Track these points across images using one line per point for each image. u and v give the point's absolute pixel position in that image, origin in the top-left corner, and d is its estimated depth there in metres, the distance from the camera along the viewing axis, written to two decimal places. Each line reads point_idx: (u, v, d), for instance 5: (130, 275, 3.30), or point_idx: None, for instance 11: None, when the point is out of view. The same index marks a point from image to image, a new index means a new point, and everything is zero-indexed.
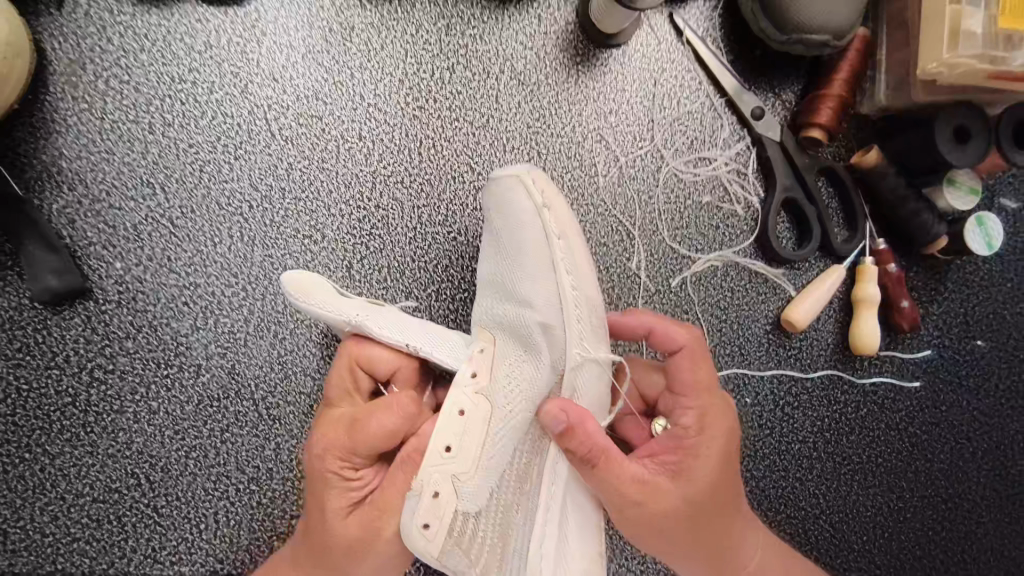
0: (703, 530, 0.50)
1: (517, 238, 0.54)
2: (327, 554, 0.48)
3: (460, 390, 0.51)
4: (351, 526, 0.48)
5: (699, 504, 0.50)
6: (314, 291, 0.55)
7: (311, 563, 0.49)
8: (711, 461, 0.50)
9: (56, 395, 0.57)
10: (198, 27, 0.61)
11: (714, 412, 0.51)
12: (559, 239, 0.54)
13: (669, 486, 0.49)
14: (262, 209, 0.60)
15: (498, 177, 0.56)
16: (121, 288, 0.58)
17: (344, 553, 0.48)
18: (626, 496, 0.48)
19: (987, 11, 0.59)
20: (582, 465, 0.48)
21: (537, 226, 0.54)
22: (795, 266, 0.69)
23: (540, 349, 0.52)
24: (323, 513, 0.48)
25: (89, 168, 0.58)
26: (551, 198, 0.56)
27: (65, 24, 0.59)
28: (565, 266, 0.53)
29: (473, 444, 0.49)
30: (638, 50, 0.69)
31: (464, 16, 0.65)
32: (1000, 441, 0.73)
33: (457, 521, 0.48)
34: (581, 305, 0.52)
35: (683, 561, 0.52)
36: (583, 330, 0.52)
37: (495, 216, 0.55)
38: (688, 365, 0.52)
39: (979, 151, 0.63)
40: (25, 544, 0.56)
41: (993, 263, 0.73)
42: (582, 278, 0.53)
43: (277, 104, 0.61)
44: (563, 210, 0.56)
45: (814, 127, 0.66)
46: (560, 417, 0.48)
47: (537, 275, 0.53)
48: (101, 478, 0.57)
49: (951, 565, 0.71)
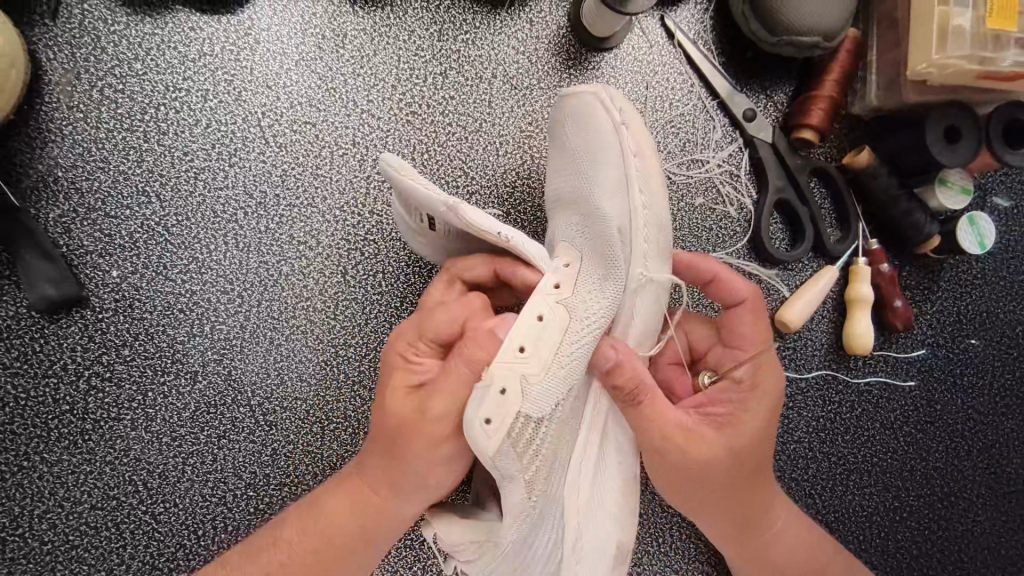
0: (740, 483, 0.52)
1: (594, 149, 0.55)
2: (385, 436, 0.49)
3: (543, 296, 0.49)
4: (408, 404, 0.48)
5: (741, 456, 0.51)
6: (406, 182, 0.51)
7: (373, 451, 0.50)
8: (762, 416, 0.52)
9: (53, 403, 0.57)
10: (192, 36, 0.61)
11: (766, 369, 0.53)
12: (635, 156, 0.55)
13: (714, 436, 0.50)
14: (257, 216, 0.61)
15: (581, 91, 0.57)
16: (117, 296, 0.59)
17: (397, 434, 0.48)
18: (669, 439, 0.50)
19: (975, 11, 0.60)
20: (629, 403, 0.50)
21: (614, 145, 0.55)
22: (788, 267, 0.70)
23: (613, 264, 0.52)
24: (386, 394, 0.50)
25: (85, 177, 0.59)
26: (630, 117, 0.56)
27: (59, 34, 0.59)
28: (639, 184, 0.54)
29: (547, 350, 0.48)
30: (630, 53, 0.69)
31: (456, 21, 0.66)
32: (995, 439, 0.73)
33: (517, 423, 0.47)
34: (650, 225, 0.53)
35: (715, 514, 0.53)
36: (649, 251, 0.53)
37: (573, 126, 0.57)
38: (747, 319, 0.55)
39: (970, 151, 0.63)
40: (24, 552, 0.56)
41: (986, 262, 0.74)
42: (653, 197, 0.54)
43: (271, 111, 0.62)
44: (641, 130, 0.56)
45: (806, 128, 0.67)
46: (613, 352, 0.50)
47: (609, 188, 0.54)
48: (99, 485, 0.57)
49: (947, 564, 0.72)
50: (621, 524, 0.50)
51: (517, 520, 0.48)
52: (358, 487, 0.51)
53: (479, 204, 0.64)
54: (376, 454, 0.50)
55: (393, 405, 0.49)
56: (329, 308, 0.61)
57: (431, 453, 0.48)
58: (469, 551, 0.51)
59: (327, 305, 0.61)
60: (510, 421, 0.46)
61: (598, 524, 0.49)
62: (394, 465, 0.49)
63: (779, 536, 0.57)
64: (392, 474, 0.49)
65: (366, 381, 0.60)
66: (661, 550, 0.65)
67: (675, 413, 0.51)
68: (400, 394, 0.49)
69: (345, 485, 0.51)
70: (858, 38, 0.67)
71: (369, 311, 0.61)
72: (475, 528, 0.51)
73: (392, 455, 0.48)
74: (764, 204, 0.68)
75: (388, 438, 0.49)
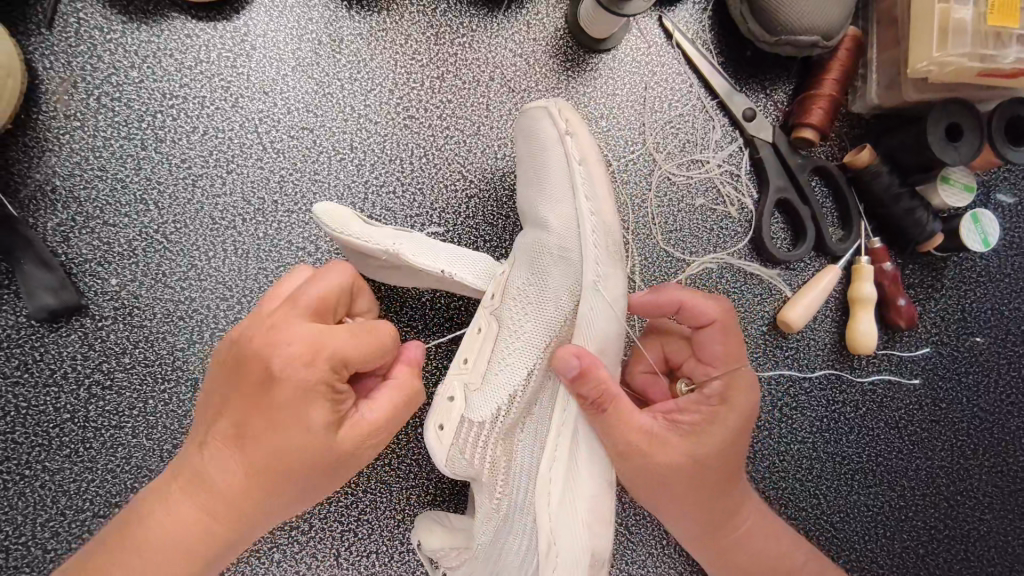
0: (702, 493, 0.51)
1: (539, 159, 0.56)
2: (287, 470, 0.43)
3: (483, 311, 0.56)
4: (340, 443, 0.44)
5: (706, 465, 0.50)
6: (349, 223, 0.55)
7: (253, 484, 0.43)
8: (732, 428, 0.51)
9: (54, 412, 0.57)
10: (189, 43, 0.61)
11: (740, 385, 0.52)
12: (580, 163, 0.56)
13: (680, 442, 0.50)
14: (256, 222, 0.60)
15: (526, 107, 0.59)
16: (117, 304, 0.59)
17: (312, 469, 0.43)
18: (630, 443, 0.50)
19: (976, 7, 0.59)
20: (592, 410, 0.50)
21: (558, 152, 0.56)
22: (791, 267, 0.70)
23: (555, 272, 0.54)
24: (284, 433, 0.42)
25: (83, 186, 0.59)
26: (575, 125, 0.58)
27: (55, 43, 0.59)
28: (585, 191, 0.55)
29: (485, 358, 0.55)
30: (628, 54, 0.69)
31: (452, 24, 0.65)
32: (1000, 437, 0.73)
33: (466, 428, 0.53)
34: (598, 229, 0.54)
35: (678, 520, 0.53)
36: (600, 255, 0.54)
37: (521, 142, 0.59)
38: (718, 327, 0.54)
39: (972, 149, 0.63)
40: (27, 561, 0.56)
41: (990, 260, 0.73)
42: (600, 201, 0.55)
43: (268, 117, 0.62)
44: (586, 138, 0.58)
45: (806, 127, 0.66)
46: (575, 360, 0.50)
47: (553, 198, 0.55)
48: (102, 493, 0.57)
49: (955, 564, 0.71)
50: (596, 531, 0.50)
51: (485, 520, 0.53)
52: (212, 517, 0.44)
53: (478, 208, 0.64)
54: (257, 485, 0.43)
55: (306, 446, 0.42)
56: None
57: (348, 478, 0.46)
58: (452, 557, 0.55)
59: None
60: (455, 425, 0.53)
61: (572, 531, 0.49)
62: (299, 494, 0.45)
63: (747, 540, 0.56)
64: (288, 499, 0.44)
65: None
66: (666, 552, 0.65)
67: (642, 417, 0.50)
68: (310, 436, 0.42)
69: (179, 512, 0.44)
70: (858, 36, 0.67)
71: None
72: (455, 535, 0.55)
73: (293, 487, 0.44)
74: (766, 204, 0.67)
75: (296, 474, 0.43)
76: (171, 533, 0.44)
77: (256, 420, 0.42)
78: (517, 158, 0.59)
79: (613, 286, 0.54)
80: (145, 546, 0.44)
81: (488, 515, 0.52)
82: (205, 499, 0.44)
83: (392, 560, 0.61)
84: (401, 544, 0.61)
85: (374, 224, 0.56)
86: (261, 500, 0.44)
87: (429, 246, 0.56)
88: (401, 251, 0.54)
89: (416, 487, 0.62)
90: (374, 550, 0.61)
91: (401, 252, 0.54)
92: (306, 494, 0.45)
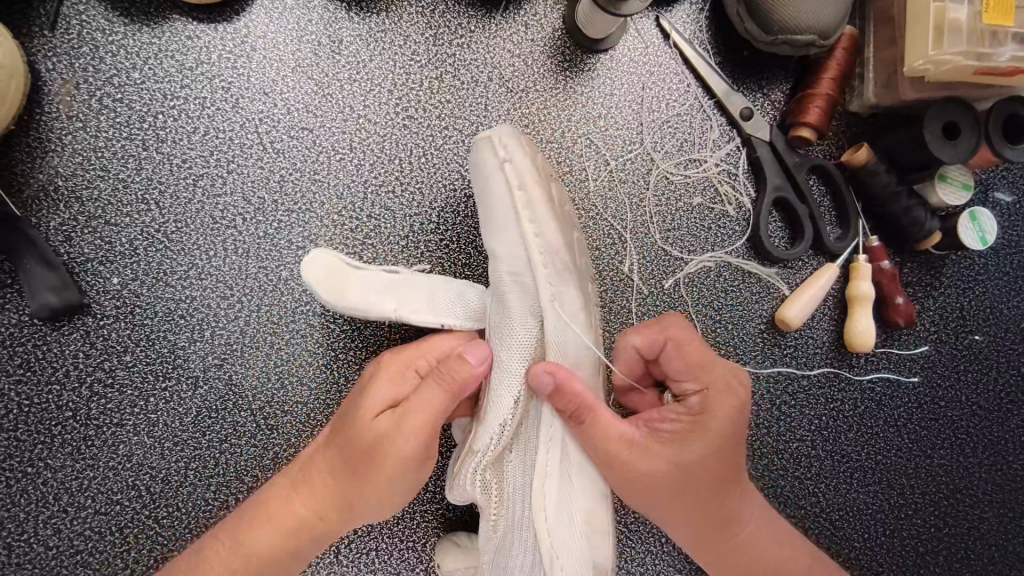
0: (691, 500, 0.51)
1: (485, 190, 0.56)
2: (347, 452, 0.50)
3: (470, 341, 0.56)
4: (380, 423, 0.49)
5: (690, 470, 0.50)
6: (343, 282, 0.56)
7: (332, 470, 0.51)
8: (710, 431, 0.50)
9: (56, 410, 0.58)
10: (190, 44, 0.62)
11: (715, 391, 0.51)
12: (519, 189, 0.55)
13: (659, 451, 0.50)
14: (256, 221, 0.61)
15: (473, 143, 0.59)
16: (119, 302, 0.59)
17: (361, 451, 0.49)
18: (611, 453, 0.50)
19: (972, 7, 0.60)
20: (573, 423, 0.51)
21: (497, 180, 0.56)
22: (789, 265, 0.70)
23: (512, 296, 0.54)
24: (351, 419, 0.51)
25: (84, 186, 0.59)
26: (514, 148, 0.56)
27: (58, 44, 0.60)
28: (528, 215, 0.55)
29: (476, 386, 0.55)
30: (626, 54, 0.69)
31: (451, 25, 0.66)
32: (1000, 436, 0.73)
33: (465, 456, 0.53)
34: (544, 251, 0.54)
35: (675, 526, 0.54)
36: (550, 276, 0.54)
37: (473, 175, 0.59)
38: (681, 333, 0.54)
39: (971, 146, 0.62)
40: (29, 557, 0.56)
41: (989, 258, 0.73)
42: (542, 224, 0.55)
43: (268, 117, 0.62)
44: (526, 161, 0.56)
45: (804, 126, 0.67)
46: (547, 376, 0.50)
47: (501, 227, 0.55)
48: (103, 490, 0.58)
49: (954, 562, 0.71)
50: (594, 544, 0.51)
51: (487, 541, 0.54)
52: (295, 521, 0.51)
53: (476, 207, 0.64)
54: (334, 470, 0.51)
55: (356, 426, 0.50)
56: (328, 312, 0.61)
57: (394, 470, 0.49)
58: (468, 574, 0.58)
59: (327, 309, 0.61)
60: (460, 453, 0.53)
61: (573, 542, 0.50)
62: (359, 482, 0.49)
63: (752, 544, 0.56)
64: (351, 493, 0.50)
65: None
66: (664, 550, 0.65)
67: (618, 426, 0.51)
68: (363, 416, 0.50)
69: (275, 493, 0.52)
70: (854, 35, 0.67)
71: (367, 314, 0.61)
72: (469, 554, 0.59)
73: (356, 475, 0.50)
74: (762, 204, 0.68)
75: (353, 458, 0.50)
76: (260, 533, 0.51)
77: (343, 416, 0.52)
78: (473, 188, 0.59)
79: (569, 301, 0.54)
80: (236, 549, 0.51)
81: (487, 535, 0.54)
82: (290, 492, 0.52)
83: (392, 557, 0.61)
84: (400, 541, 0.61)
85: (369, 278, 0.57)
86: (336, 486, 0.51)
87: (427, 294, 0.56)
88: (403, 312, 0.55)
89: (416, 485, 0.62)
90: (374, 547, 0.61)
91: (403, 314, 0.55)
92: (366, 484, 0.49)
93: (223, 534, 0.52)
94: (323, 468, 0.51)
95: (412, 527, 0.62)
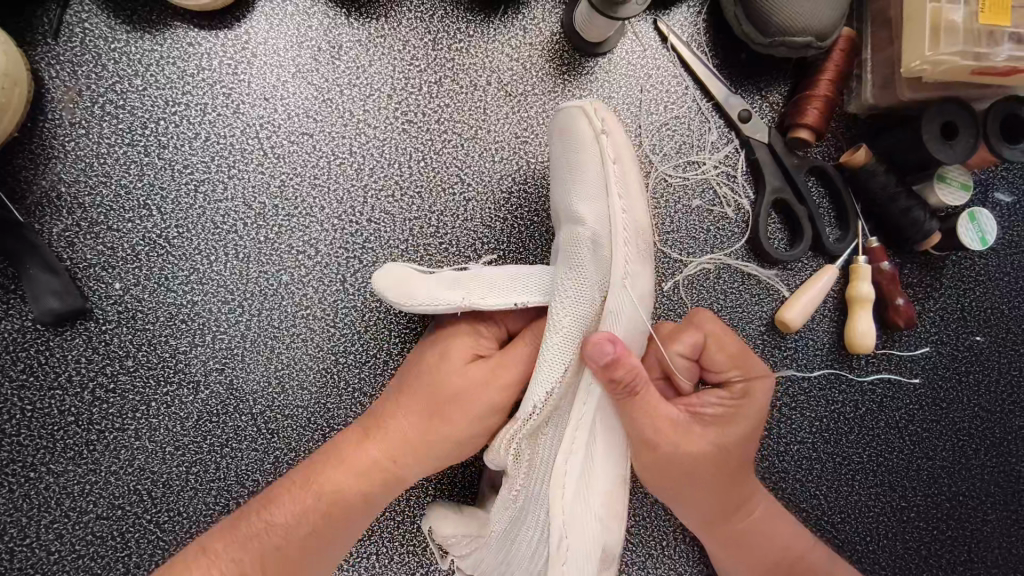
0: (722, 483, 0.53)
1: (574, 159, 0.57)
2: (434, 400, 0.53)
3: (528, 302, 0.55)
4: (473, 373, 0.54)
5: (734, 451, 0.53)
6: (414, 286, 0.55)
7: (413, 419, 0.53)
8: (751, 413, 0.53)
9: (59, 415, 0.58)
10: (191, 51, 0.62)
11: (757, 383, 0.54)
12: (615, 164, 0.56)
13: (704, 434, 0.52)
14: (256, 226, 0.61)
15: (565, 108, 0.59)
16: (120, 308, 0.60)
17: (448, 399, 0.53)
18: (659, 431, 0.51)
19: (968, 7, 0.60)
20: (625, 398, 0.50)
21: (594, 152, 0.56)
22: (788, 267, 0.70)
23: (588, 263, 0.54)
24: (435, 366, 0.54)
25: (87, 192, 0.60)
26: (611, 126, 0.58)
27: (61, 52, 0.61)
28: (618, 190, 0.55)
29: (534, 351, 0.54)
30: (624, 57, 0.69)
31: (450, 30, 0.66)
32: (1003, 437, 0.72)
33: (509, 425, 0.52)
34: (628, 227, 0.55)
35: (695, 510, 0.55)
36: (629, 252, 0.54)
37: (556, 140, 0.59)
38: (714, 327, 0.56)
39: (968, 146, 0.62)
40: (32, 562, 0.57)
41: (989, 259, 0.73)
42: (631, 201, 0.56)
43: (269, 123, 0.63)
44: (620, 138, 0.58)
45: (802, 128, 0.66)
46: (610, 346, 0.49)
47: (586, 195, 0.55)
48: (105, 495, 0.58)
49: (957, 565, 0.71)
50: (608, 528, 0.52)
51: (501, 510, 0.54)
52: (363, 473, 0.52)
53: (476, 210, 0.64)
54: (418, 418, 0.53)
55: (447, 372, 0.54)
56: (329, 316, 0.61)
57: (482, 416, 0.53)
58: (464, 544, 0.57)
59: (328, 313, 0.61)
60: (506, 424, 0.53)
61: (585, 525, 0.51)
62: (444, 425, 0.53)
63: (756, 530, 0.58)
64: (435, 440, 0.53)
65: (367, 390, 0.61)
66: (665, 553, 0.65)
67: (670, 409, 0.52)
68: (453, 364, 0.54)
69: (345, 449, 0.53)
70: (851, 36, 0.67)
71: (369, 318, 0.61)
72: (467, 523, 0.57)
73: (442, 419, 0.53)
74: (761, 205, 0.68)
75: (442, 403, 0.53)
76: (329, 486, 0.52)
77: (416, 366, 0.55)
78: (557, 156, 0.58)
79: (641, 284, 0.55)
80: (291, 507, 0.51)
81: (503, 504, 0.53)
82: (363, 444, 0.53)
83: (393, 561, 0.61)
84: (401, 545, 0.61)
85: (437, 278, 0.56)
86: (416, 435, 0.53)
87: (495, 279, 0.55)
88: (472, 301, 0.54)
89: (417, 488, 0.62)
90: (374, 550, 0.61)
91: (472, 301, 0.54)
92: (452, 430, 0.53)
93: (289, 485, 0.53)
94: (399, 415, 0.53)
95: (412, 531, 0.62)
